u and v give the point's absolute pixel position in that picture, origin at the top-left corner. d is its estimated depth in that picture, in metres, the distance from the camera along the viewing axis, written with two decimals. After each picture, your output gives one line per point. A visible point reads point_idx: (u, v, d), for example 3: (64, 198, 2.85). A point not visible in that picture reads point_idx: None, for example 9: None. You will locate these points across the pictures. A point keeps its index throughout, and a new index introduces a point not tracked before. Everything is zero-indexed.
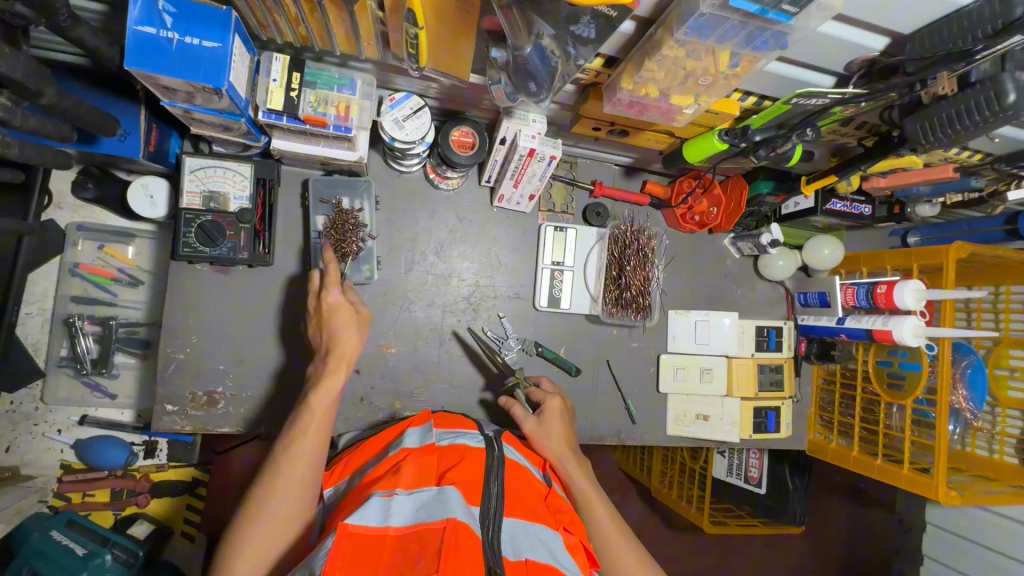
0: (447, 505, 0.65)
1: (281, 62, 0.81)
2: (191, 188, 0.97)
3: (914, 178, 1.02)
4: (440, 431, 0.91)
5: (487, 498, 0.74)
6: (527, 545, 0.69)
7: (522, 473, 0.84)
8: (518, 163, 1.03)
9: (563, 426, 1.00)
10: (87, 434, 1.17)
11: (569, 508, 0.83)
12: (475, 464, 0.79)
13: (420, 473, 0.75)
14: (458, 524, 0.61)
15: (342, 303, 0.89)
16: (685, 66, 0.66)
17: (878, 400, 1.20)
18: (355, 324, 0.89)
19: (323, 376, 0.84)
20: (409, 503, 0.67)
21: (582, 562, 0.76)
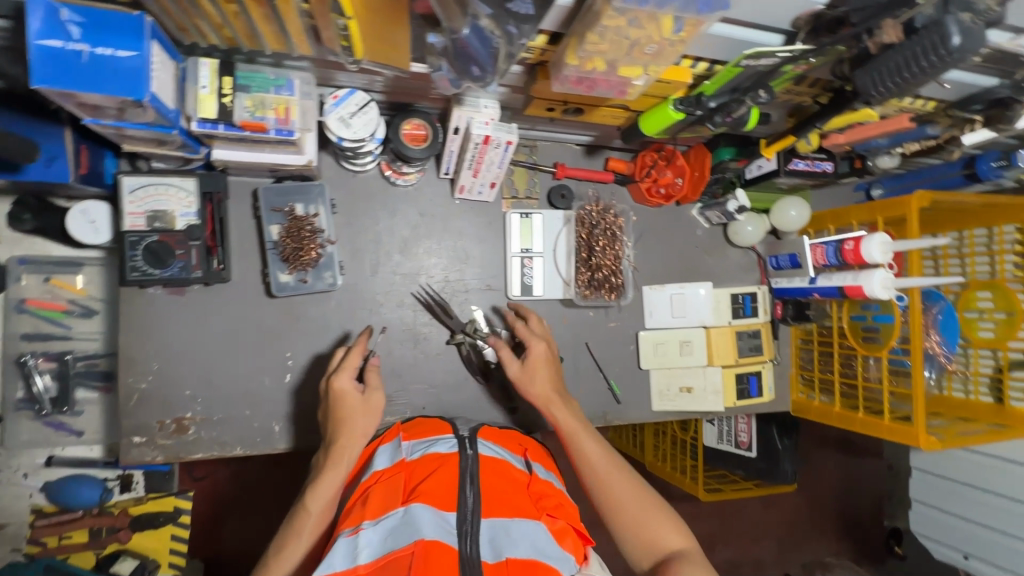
0: (413, 528, 0.68)
1: (209, 67, 0.76)
2: (132, 209, 0.92)
3: (871, 132, 1.01)
4: (412, 442, 0.91)
5: (462, 502, 0.74)
6: (507, 542, 0.70)
7: (500, 466, 0.84)
8: (475, 151, 1.00)
9: (548, 373, 1.01)
10: (56, 475, 1.12)
11: (552, 492, 0.84)
12: (445, 471, 0.79)
13: (388, 495, 0.77)
14: (426, 545, 0.65)
15: (348, 393, 0.91)
16: (628, 35, 0.63)
17: (856, 354, 1.22)
18: (363, 416, 0.90)
19: (326, 468, 0.85)
20: (378, 534, 0.70)
21: (570, 543, 0.76)
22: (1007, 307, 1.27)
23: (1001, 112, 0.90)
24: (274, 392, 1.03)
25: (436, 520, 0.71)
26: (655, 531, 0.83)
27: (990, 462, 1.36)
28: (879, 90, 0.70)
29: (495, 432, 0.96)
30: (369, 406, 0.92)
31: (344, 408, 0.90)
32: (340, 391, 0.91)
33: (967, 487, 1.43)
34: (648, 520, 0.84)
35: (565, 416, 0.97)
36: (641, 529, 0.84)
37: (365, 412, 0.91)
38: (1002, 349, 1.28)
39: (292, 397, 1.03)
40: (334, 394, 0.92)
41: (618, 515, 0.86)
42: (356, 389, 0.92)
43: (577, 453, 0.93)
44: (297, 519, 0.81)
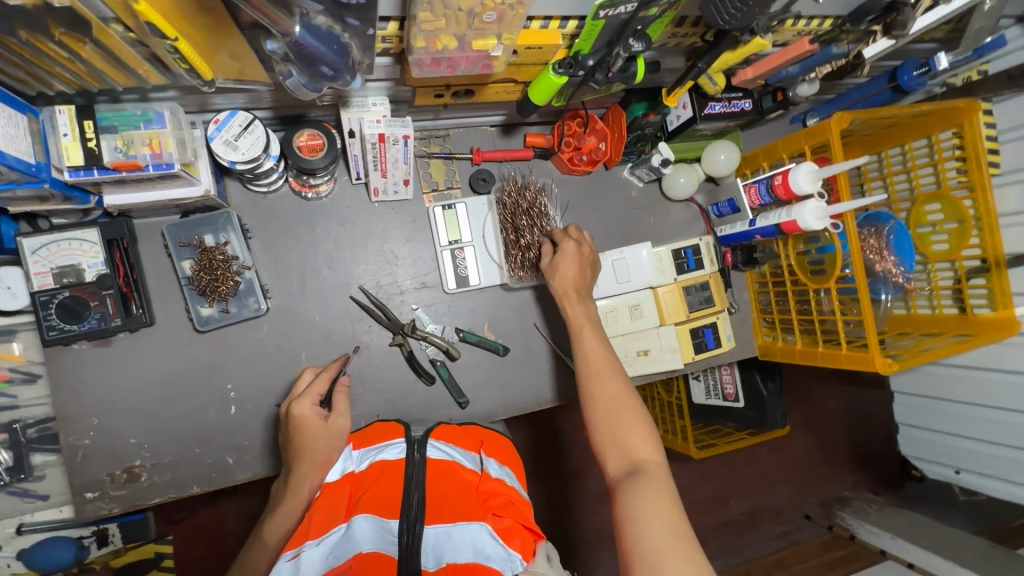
0: (354, 542, 0.71)
1: (67, 114, 0.75)
2: (37, 269, 0.91)
3: (777, 60, 0.98)
4: (361, 450, 0.88)
5: (407, 505, 0.73)
6: (449, 548, 0.70)
7: (448, 469, 0.80)
8: (375, 152, 0.97)
9: (580, 271, 1.04)
10: (30, 541, 1.12)
11: (506, 490, 0.78)
12: (392, 480, 0.77)
13: (332, 508, 0.77)
14: (366, 558, 0.69)
15: (308, 417, 0.87)
16: (460, 6, 0.62)
17: (807, 289, 1.19)
18: (326, 441, 0.87)
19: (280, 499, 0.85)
20: (318, 553, 0.70)
21: (518, 543, 0.71)
22: (956, 216, 1.22)
23: (895, 16, 0.87)
24: (221, 426, 1.02)
25: (376, 531, 0.72)
26: (631, 436, 0.82)
27: (956, 373, 1.36)
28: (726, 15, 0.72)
29: (452, 429, 0.93)
30: (333, 433, 0.88)
31: (305, 439, 0.86)
32: (300, 419, 0.87)
33: (950, 402, 1.40)
34: (629, 425, 0.83)
35: (581, 317, 1.00)
36: (622, 433, 0.83)
37: (331, 438, 0.87)
38: (957, 259, 1.24)
39: (239, 428, 1.03)
40: (296, 420, 0.88)
41: (606, 412, 0.86)
42: (317, 416, 0.88)
43: (582, 353, 0.95)
44: (257, 550, 0.86)
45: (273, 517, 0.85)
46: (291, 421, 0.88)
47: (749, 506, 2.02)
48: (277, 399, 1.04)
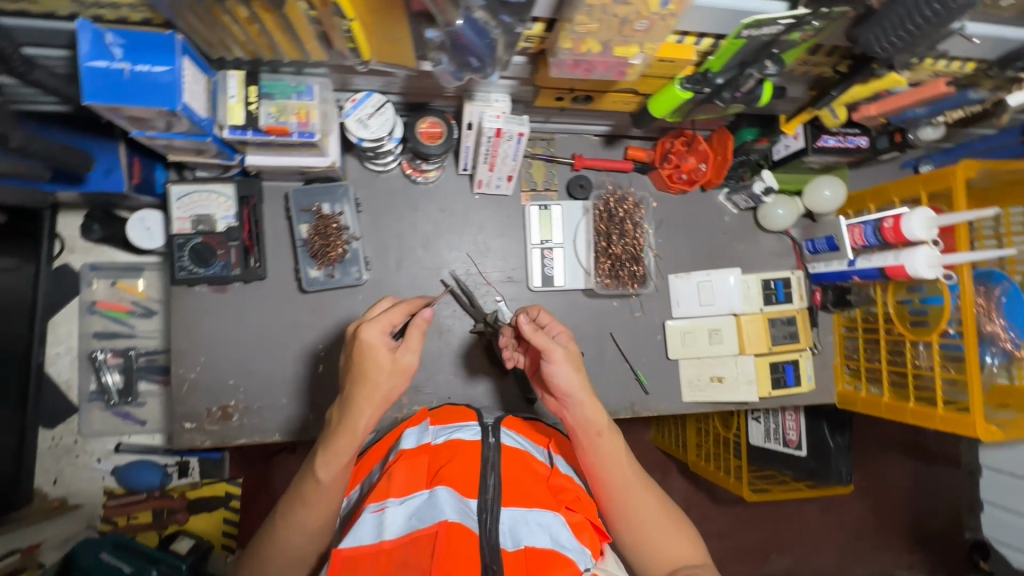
0: (438, 509, 0.69)
1: (236, 79, 0.84)
2: (180, 214, 1.01)
3: (903, 100, 0.96)
4: (437, 427, 0.92)
5: (483, 491, 0.74)
6: (527, 532, 0.70)
7: (520, 456, 0.83)
8: (489, 145, 1.02)
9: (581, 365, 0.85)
10: (124, 460, 1.23)
11: (574, 486, 0.82)
12: (469, 457, 0.80)
13: (412, 472, 0.78)
14: (450, 526, 0.66)
15: (376, 346, 0.77)
16: (616, 13, 0.65)
17: (904, 340, 1.14)
18: (389, 374, 0.78)
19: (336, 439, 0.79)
20: (401, 512, 0.71)
21: (588, 537, 0.75)
22: None
23: None
24: (307, 383, 1.09)
25: (459, 504, 0.71)
26: (675, 548, 0.82)
27: None
28: (883, 48, 0.68)
29: (520, 422, 0.96)
30: (399, 368, 0.79)
31: (373, 365, 0.78)
32: (366, 345, 0.77)
33: None
34: (670, 538, 0.82)
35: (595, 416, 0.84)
36: (663, 548, 0.82)
37: (396, 374, 0.79)
38: None
39: (323, 386, 1.09)
40: (361, 347, 0.78)
41: (642, 532, 0.82)
42: (388, 349, 0.78)
43: (603, 465, 0.84)
44: (308, 487, 0.79)
45: (328, 450, 0.79)
46: (360, 349, 0.78)
47: (795, 562, 1.93)
48: None
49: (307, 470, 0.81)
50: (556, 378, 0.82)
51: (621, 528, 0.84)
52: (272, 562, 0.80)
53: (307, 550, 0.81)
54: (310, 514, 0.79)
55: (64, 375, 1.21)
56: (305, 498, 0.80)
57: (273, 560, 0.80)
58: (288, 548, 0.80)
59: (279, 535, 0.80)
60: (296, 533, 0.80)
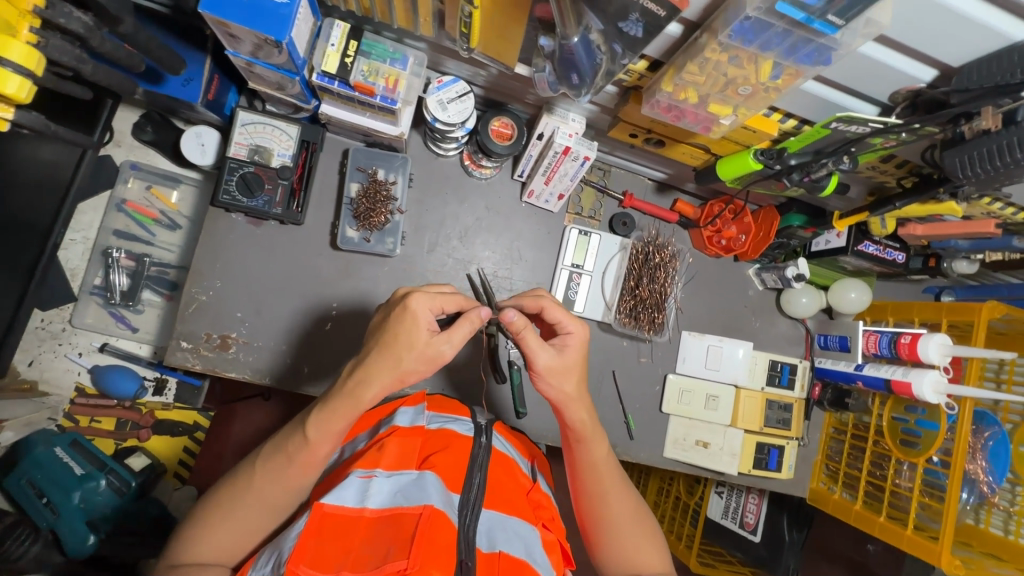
0: (426, 493, 0.68)
1: (341, 30, 0.86)
2: (238, 139, 1.01)
3: (952, 229, 0.99)
4: (432, 413, 0.92)
5: (468, 487, 0.74)
6: (503, 538, 0.69)
7: (507, 462, 0.84)
8: (552, 160, 1.03)
9: (580, 369, 0.80)
10: (105, 361, 1.21)
11: (549, 504, 0.84)
12: (460, 450, 0.79)
13: (404, 452, 0.77)
14: (435, 512, 0.65)
15: (415, 321, 0.69)
16: (726, 73, 0.67)
17: (889, 456, 1.16)
18: (415, 358, 0.70)
19: (336, 407, 0.71)
20: (387, 486, 0.71)
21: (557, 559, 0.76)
22: None
23: None
24: (311, 336, 1.08)
25: (444, 495, 0.70)
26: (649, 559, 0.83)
27: None
28: (969, 175, 0.69)
29: (506, 430, 0.97)
30: (430, 356, 0.70)
31: (405, 342, 0.69)
32: (409, 316, 0.69)
33: None
34: (641, 546, 0.83)
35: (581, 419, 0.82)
36: (639, 557, 0.83)
37: (425, 361, 0.70)
38: None
39: (325, 344, 1.09)
40: (402, 315, 0.70)
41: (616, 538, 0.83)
42: (429, 331, 0.70)
43: (585, 467, 0.85)
44: (292, 443, 0.72)
45: (323, 410, 0.71)
46: (400, 320, 0.70)
47: None
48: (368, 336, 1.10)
49: (299, 422, 0.73)
50: (546, 385, 0.79)
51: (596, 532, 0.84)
52: (235, 509, 0.72)
53: (273, 504, 0.73)
54: (290, 469, 0.72)
55: (72, 263, 1.19)
56: (288, 451, 0.73)
57: (234, 509, 0.72)
58: (256, 498, 0.72)
59: (250, 481, 0.72)
60: (269, 484, 0.72)
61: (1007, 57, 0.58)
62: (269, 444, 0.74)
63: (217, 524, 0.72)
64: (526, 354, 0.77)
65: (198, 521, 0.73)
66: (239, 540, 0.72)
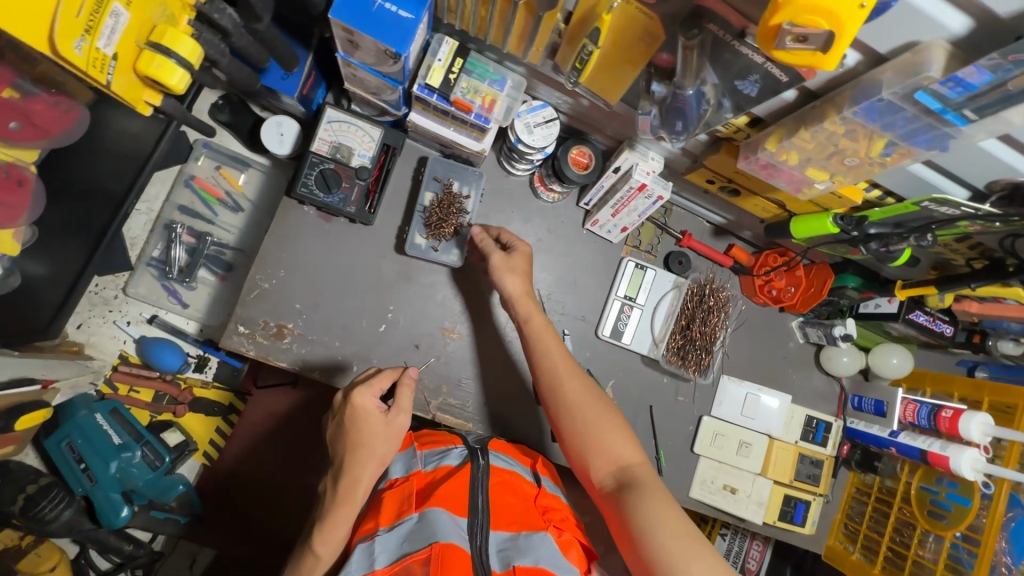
0: (432, 529, 0.71)
1: (449, 46, 0.88)
2: (323, 135, 1.03)
3: (1008, 312, 1.01)
4: (423, 451, 0.88)
5: (473, 511, 0.76)
6: (516, 553, 0.73)
7: (509, 479, 0.84)
8: (625, 195, 1.04)
9: (526, 270, 1.01)
10: (152, 333, 1.22)
11: (559, 506, 0.85)
12: (457, 480, 0.79)
13: (399, 501, 0.78)
14: (444, 548, 0.69)
15: (372, 414, 0.81)
16: (837, 143, 0.69)
17: (914, 525, 1.17)
18: (384, 441, 0.82)
19: (332, 514, 0.78)
20: (392, 539, 0.73)
21: (576, 555, 0.77)
22: None
23: None
24: (364, 336, 1.09)
25: (451, 525, 0.73)
26: (613, 443, 0.84)
27: None
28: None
29: (507, 443, 0.95)
30: (393, 430, 0.83)
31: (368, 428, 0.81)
32: (360, 412, 0.81)
33: None
34: (601, 422, 0.85)
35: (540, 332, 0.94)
36: (602, 439, 0.84)
37: (392, 435, 0.82)
38: None
39: (376, 346, 1.09)
40: (354, 413, 0.81)
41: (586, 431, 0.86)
42: (380, 412, 0.82)
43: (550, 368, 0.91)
44: (305, 564, 0.77)
45: (324, 524, 0.77)
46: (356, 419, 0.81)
47: None
48: (420, 343, 1.10)
49: (305, 545, 0.79)
50: (501, 280, 0.99)
51: (565, 423, 0.87)
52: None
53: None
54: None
55: (133, 233, 1.21)
56: (304, 574, 0.77)
57: None
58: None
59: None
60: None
61: None
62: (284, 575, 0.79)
63: None
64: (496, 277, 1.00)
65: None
66: None
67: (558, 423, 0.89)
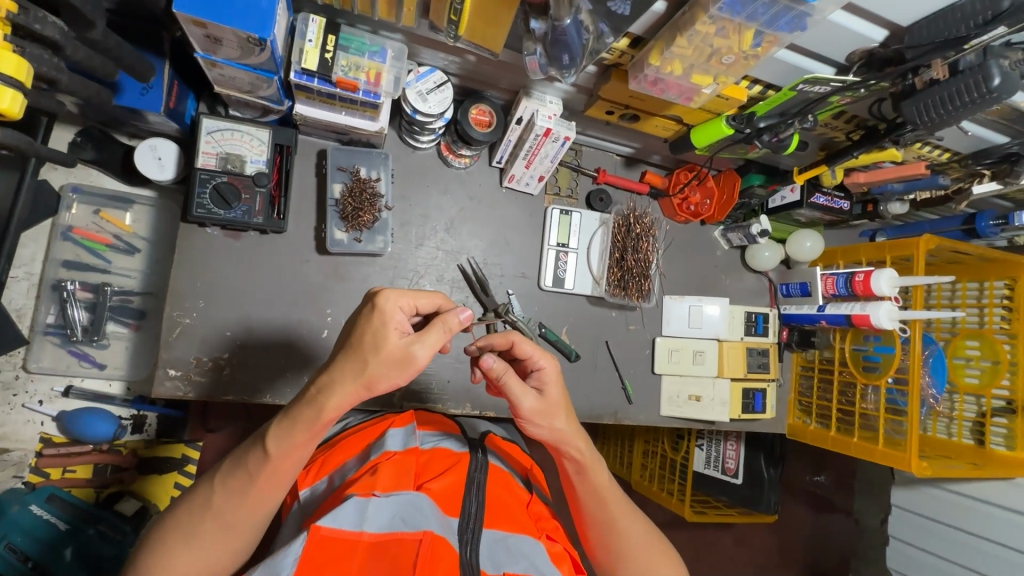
0: (425, 518, 0.68)
1: (317, 24, 0.83)
2: (206, 148, 0.95)
3: (889, 174, 1.11)
4: (422, 433, 0.95)
5: (466, 510, 0.75)
6: (507, 557, 0.71)
7: (503, 477, 0.86)
8: (533, 142, 1.04)
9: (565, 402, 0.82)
10: (72, 406, 1.11)
11: (549, 516, 0.87)
12: (455, 474, 0.81)
13: (399, 475, 0.77)
14: (434, 539, 0.65)
15: (388, 327, 0.63)
16: (712, 44, 0.72)
17: (855, 382, 1.29)
18: (388, 367, 0.63)
19: (293, 424, 0.65)
20: (386, 508, 0.69)
21: (567, 567, 0.78)
22: (992, 356, 1.34)
23: (1009, 167, 1.01)
24: (309, 344, 1.04)
25: (442, 520, 0.71)
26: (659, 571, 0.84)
27: (958, 500, 1.45)
28: (923, 121, 0.75)
29: (502, 443, 1.00)
30: (400, 357, 0.63)
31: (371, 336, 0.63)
32: (381, 318, 0.63)
33: (948, 526, 1.48)
34: (653, 560, 0.84)
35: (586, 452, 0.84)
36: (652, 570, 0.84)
37: (395, 362, 0.63)
38: (987, 395, 1.35)
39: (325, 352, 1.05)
40: (372, 316, 0.64)
41: (635, 555, 0.84)
42: (400, 331, 0.64)
43: (597, 492, 0.85)
44: (253, 458, 0.67)
45: (286, 421, 0.66)
46: (370, 323, 0.63)
47: None
48: None
49: (259, 436, 0.68)
50: (536, 425, 0.80)
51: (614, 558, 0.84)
52: (196, 532, 0.66)
53: (237, 525, 0.67)
54: (251, 489, 0.66)
55: (17, 304, 1.09)
56: (250, 467, 0.67)
57: (195, 533, 0.66)
58: (220, 521, 0.67)
59: (208, 497, 0.67)
60: (228, 506, 0.67)
61: (952, 15, 0.65)
62: (227, 462, 0.69)
63: (173, 554, 0.65)
64: (509, 399, 0.78)
65: (156, 547, 0.67)
66: (202, 567, 0.66)
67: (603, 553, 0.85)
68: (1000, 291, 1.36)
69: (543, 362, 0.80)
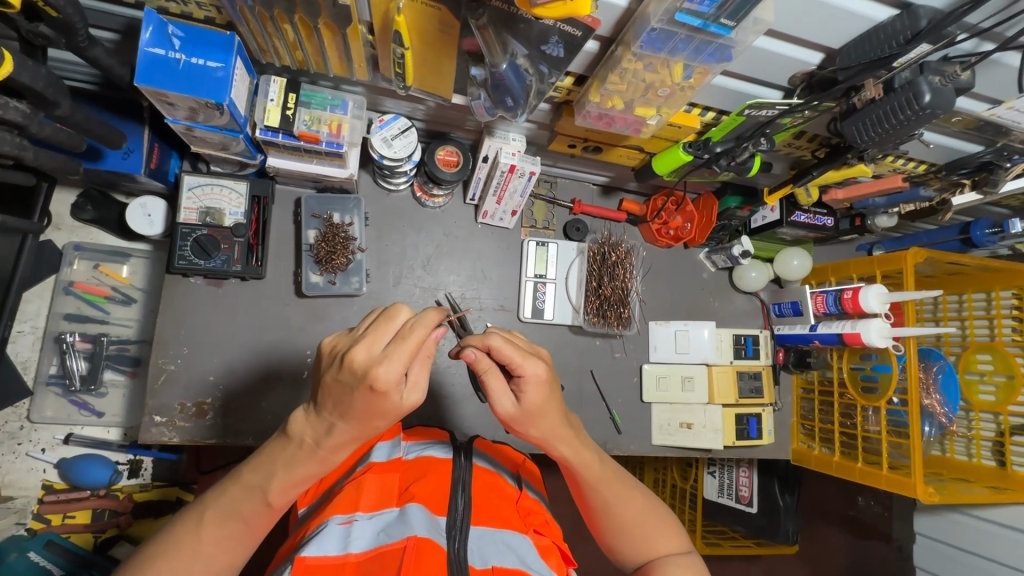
0: (408, 525, 0.67)
1: (278, 84, 0.88)
2: (187, 204, 1.00)
3: (868, 188, 1.08)
4: (409, 443, 0.91)
5: (453, 509, 0.73)
6: (494, 552, 0.68)
7: (491, 478, 0.83)
8: (500, 180, 1.06)
9: (551, 400, 0.74)
10: (72, 453, 1.16)
11: (541, 510, 0.82)
12: (438, 477, 0.78)
13: (385, 488, 0.76)
14: (420, 541, 0.64)
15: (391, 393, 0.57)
16: (644, 78, 0.74)
17: (855, 404, 1.23)
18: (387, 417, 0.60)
19: (298, 453, 0.64)
20: (370, 527, 0.69)
21: (556, 562, 0.74)
22: (1006, 370, 1.26)
23: (986, 176, 0.97)
24: (289, 385, 1.07)
25: (429, 521, 0.70)
26: (655, 542, 0.78)
27: (993, 529, 1.35)
28: (869, 137, 0.75)
29: (490, 443, 0.95)
30: (397, 412, 0.60)
31: (349, 403, 0.58)
32: (378, 387, 0.56)
33: (984, 558, 1.37)
34: (652, 532, 0.79)
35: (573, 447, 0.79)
36: (652, 541, 0.79)
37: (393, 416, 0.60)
38: (1003, 412, 1.26)
39: (305, 394, 1.07)
40: (372, 386, 0.56)
41: (632, 531, 0.79)
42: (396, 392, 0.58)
43: (590, 482, 0.80)
44: (259, 477, 0.66)
45: (288, 476, 0.65)
46: (374, 398, 0.57)
47: None
48: None
49: (249, 485, 0.65)
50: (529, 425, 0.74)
51: (610, 529, 0.80)
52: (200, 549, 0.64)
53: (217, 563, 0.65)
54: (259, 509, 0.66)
55: (23, 356, 1.16)
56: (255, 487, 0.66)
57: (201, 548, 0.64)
58: (204, 560, 0.64)
59: (196, 541, 0.64)
60: (218, 548, 0.65)
61: (876, 36, 0.65)
62: (212, 509, 0.65)
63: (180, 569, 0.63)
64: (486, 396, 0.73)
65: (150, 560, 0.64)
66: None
67: (600, 523, 0.81)
68: (1007, 301, 1.29)
69: (529, 372, 0.71)
